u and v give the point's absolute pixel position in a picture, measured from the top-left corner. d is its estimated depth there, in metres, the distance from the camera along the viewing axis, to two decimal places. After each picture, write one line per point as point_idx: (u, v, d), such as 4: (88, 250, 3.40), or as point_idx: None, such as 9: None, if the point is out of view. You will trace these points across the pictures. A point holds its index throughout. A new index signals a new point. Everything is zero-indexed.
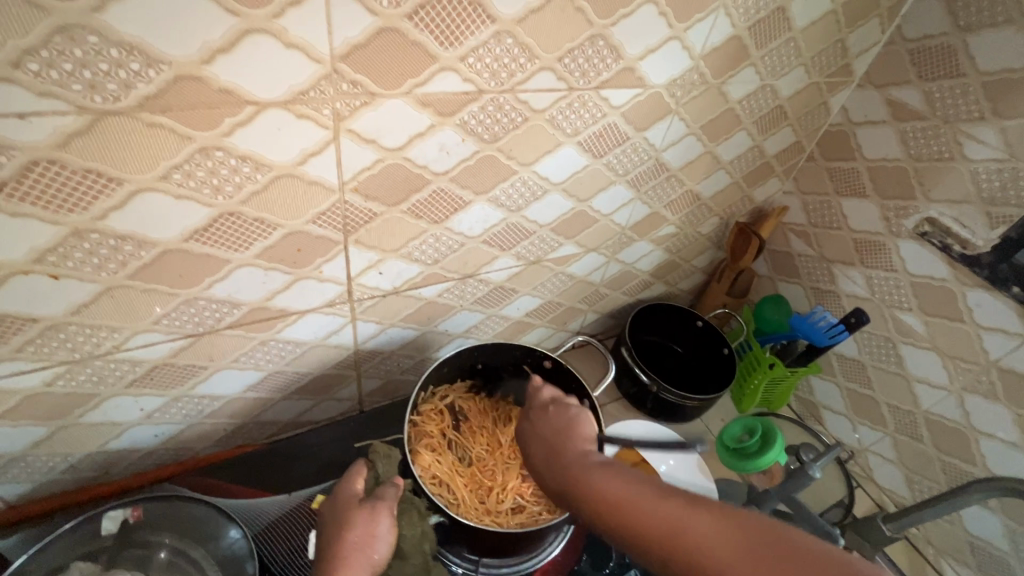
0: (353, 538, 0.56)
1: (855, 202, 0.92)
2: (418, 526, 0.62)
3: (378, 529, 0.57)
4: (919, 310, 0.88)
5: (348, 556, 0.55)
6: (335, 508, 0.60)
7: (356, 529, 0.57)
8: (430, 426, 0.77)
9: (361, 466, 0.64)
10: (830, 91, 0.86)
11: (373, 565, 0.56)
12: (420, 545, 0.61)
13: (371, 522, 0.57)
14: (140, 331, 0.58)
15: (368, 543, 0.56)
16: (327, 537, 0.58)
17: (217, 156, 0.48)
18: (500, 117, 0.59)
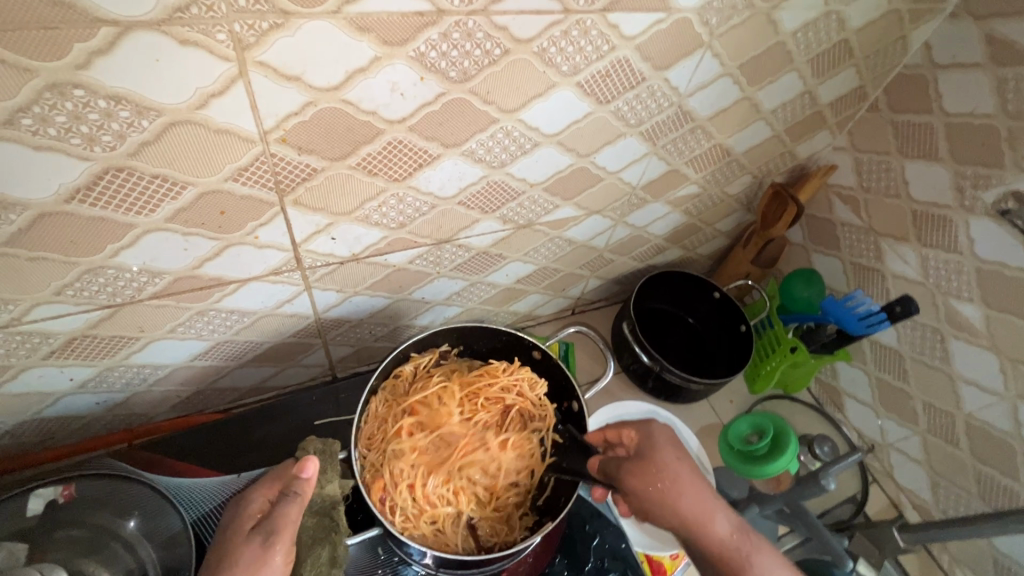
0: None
1: (921, 166, 0.76)
2: (323, 571, 0.54)
3: (262, 567, 0.48)
4: (981, 302, 0.74)
5: None
6: (234, 524, 0.51)
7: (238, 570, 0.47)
8: (382, 412, 0.68)
9: (280, 470, 0.55)
10: (911, 23, 0.67)
11: None
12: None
13: (257, 558, 0.48)
14: (42, 302, 0.50)
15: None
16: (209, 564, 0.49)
17: (77, 96, 0.36)
18: (471, 48, 0.45)
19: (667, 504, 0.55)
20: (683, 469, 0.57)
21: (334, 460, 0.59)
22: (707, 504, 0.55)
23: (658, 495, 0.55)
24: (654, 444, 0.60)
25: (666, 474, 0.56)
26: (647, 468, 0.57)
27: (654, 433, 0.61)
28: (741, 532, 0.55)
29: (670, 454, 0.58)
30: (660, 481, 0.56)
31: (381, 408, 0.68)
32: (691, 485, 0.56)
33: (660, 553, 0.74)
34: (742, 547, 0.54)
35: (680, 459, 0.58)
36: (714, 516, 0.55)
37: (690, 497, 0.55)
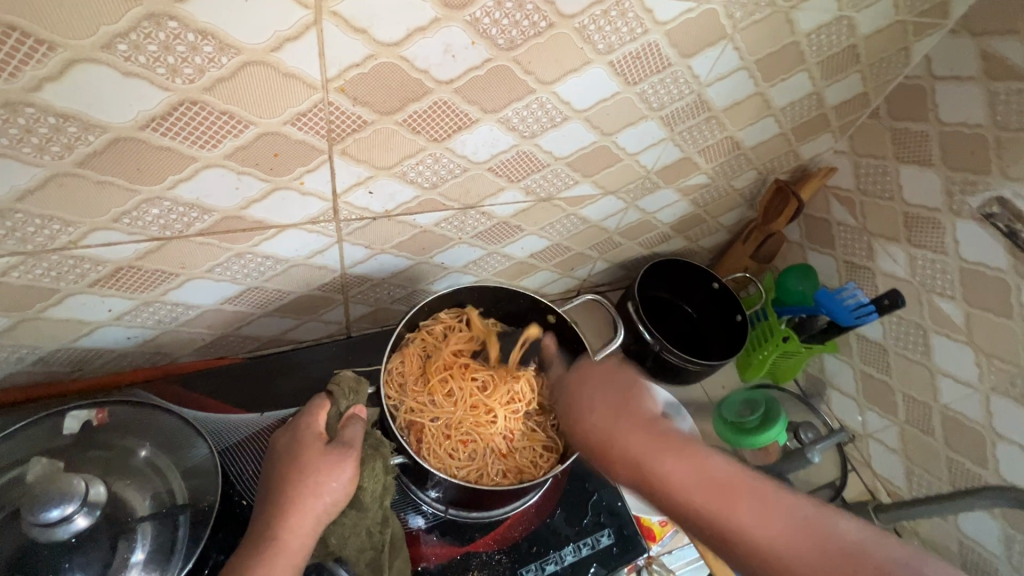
0: (314, 485, 0.53)
1: (915, 171, 0.82)
2: (380, 480, 0.58)
3: (336, 477, 0.54)
4: (962, 300, 0.80)
5: (302, 501, 0.53)
6: (298, 442, 0.57)
7: (319, 476, 0.54)
8: (410, 367, 0.75)
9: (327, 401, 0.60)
10: (915, 35, 0.73)
11: (327, 512, 0.54)
12: (380, 499, 0.58)
13: (331, 470, 0.54)
14: (98, 228, 0.53)
15: (328, 494, 0.54)
16: (282, 475, 0.54)
17: (170, 28, 0.40)
18: (520, 18, 0.49)
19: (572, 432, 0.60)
20: (581, 403, 0.61)
21: (363, 395, 0.62)
22: (629, 423, 0.55)
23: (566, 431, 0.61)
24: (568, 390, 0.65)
25: (595, 401, 0.59)
26: (571, 401, 0.63)
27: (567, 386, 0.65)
28: (669, 441, 0.51)
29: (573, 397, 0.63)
30: (588, 407, 0.59)
31: (412, 362, 0.76)
32: (585, 413, 0.59)
33: (651, 518, 0.76)
34: (668, 456, 0.50)
35: (599, 385, 0.62)
36: (635, 434, 0.53)
37: (608, 418, 0.57)
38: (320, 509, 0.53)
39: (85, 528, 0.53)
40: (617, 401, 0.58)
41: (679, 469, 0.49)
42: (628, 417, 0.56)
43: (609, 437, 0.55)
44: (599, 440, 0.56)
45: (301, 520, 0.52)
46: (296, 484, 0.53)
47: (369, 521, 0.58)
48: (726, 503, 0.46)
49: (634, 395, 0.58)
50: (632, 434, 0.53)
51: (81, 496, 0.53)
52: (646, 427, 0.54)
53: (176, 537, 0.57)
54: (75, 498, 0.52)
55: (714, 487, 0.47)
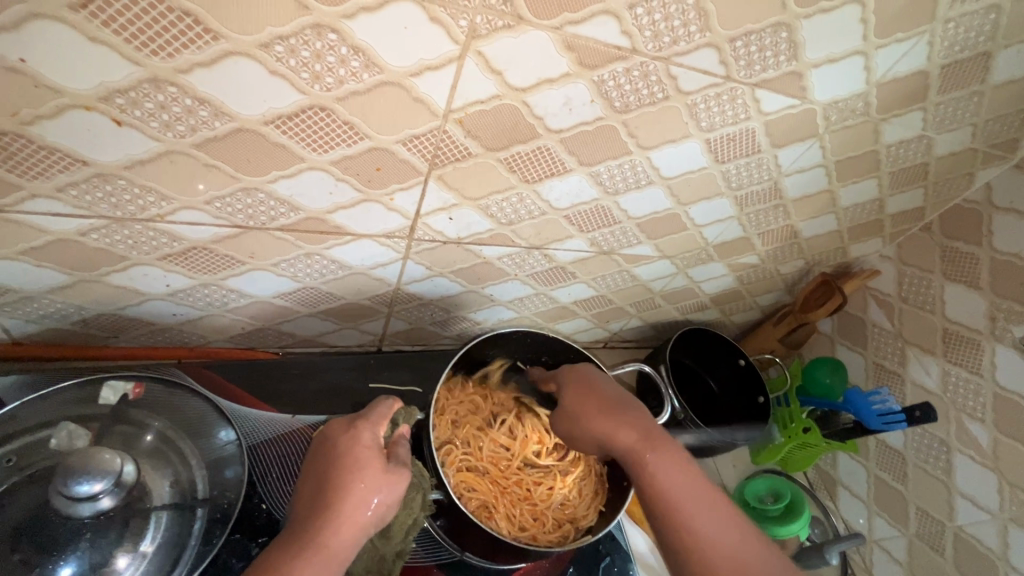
0: (371, 498, 0.52)
1: (960, 290, 0.84)
2: (411, 513, 0.60)
3: (391, 496, 0.53)
4: (992, 425, 0.81)
5: (353, 510, 0.51)
6: (358, 448, 0.55)
7: (377, 490, 0.53)
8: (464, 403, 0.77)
9: (390, 411, 0.60)
10: (982, 163, 0.76)
11: (369, 528, 0.52)
12: (407, 531, 0.60)
13: (389, 486, 0.53)
14: (188, 207, 0.53)
15: (380, 509, 0.52)
16: (339, 477, 0.52)
17: (329, 39, 0.41)
18: (642, 87, 0.51)
19: (575, 417, 0.66)
20: (601, 410, 0.64)
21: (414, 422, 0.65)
22: (607, 421, 0.63)
23: (589, 418, 0.64)
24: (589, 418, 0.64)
25: (573, 378, 0.70)
26: (573, 409, 0.67)
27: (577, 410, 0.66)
28: (656, 464, 0.58)
29: (586, 415, 0.65)
30: (581, 408, 0.66)
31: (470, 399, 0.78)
32: (594, 420, 0.64)
33: None
34: (654, 450, 0.59)
35: (602, 407, 0.64)
36: (610, 420, 0.63)
37: (576, 395, 0.67)
38: (369, 522, 0.52)
39: (108, 509, 0.51)
40: (621, 404, 0.64)
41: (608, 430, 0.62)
42: (598, 399, 0.66)
43: (599, 429, 0.63)
44: (625, 457, 0.60)
45: (347, 529, 0.50)
46: (350, 492, 0.51)
47: (386, 549, 0.59)
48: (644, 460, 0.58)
49: (635, 416, 0.62)
50: (592, 411, 0.65)
51: (116, 476, 0.51)
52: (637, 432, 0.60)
53: (191, 532, 0.56)
54: (107, 477, 0.51)
55: (633, 440, 0.60)
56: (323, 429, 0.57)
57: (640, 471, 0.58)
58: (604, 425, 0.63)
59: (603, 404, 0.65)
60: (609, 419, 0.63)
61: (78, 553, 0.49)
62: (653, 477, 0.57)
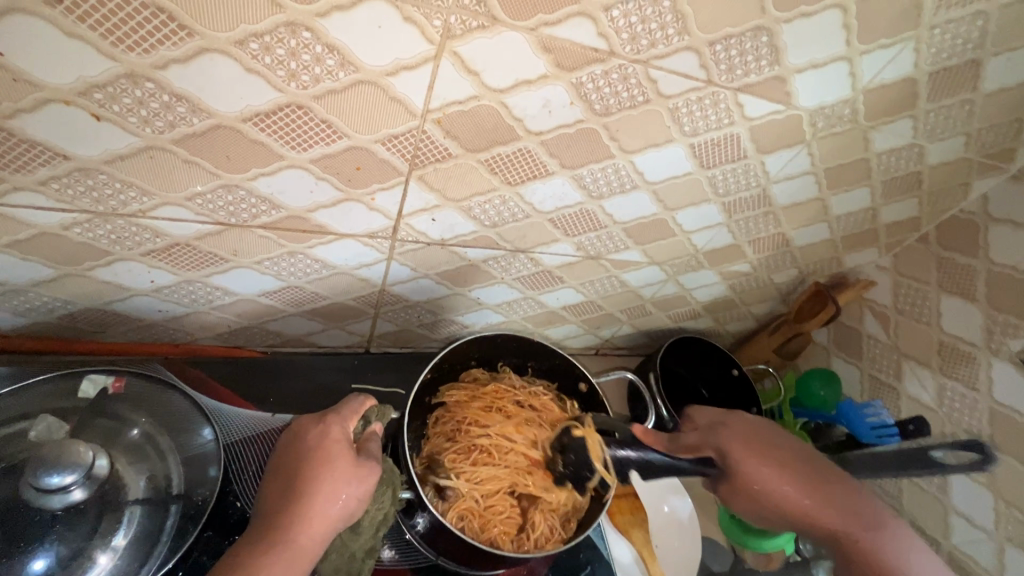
0: (339, 493, 0.52)
1: (957, 302, 0.83)
2: (382, 508, 0.59)
3: (360, 491, 0.53)
4: (988, 441, 0.79)
5: (320, 506, 0.51)
6: (329, 442, 0.54)
7: (346, 486, 0.53)
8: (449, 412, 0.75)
9: (362, 407, 0.59)
10: (977, 174, 0.75)
11: (338, 523, 0.52)
12: (376, 526, 0.59)
13: (357, 482, 0.53)
14: (169, 203, 0.53)
15: (348, 504, 0.52)
16: (307, 472, 0.52)
17: (303, 37, 0.41)
18: (621, 90, 0.51)
19: (768, 488, 0.62)
20: (761, 458, 0.63)
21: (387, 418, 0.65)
22: (784, 467, 0.63)
23: (767, 477, 0.62)
24: (763, 480, 0.62)
25: (730, 436, 0.65)
26: (737, 464, 0.63)
27: (762, 476, 0.62)
28: (833, 490, 0.62)
29: (742, 453, 0.64)
30: (744, 460, 0.63)
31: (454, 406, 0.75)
32: (756, 464, 0.63)
33: None
34: (868, 526, 0.60)
35: (762, 456, 0.63)
36: (779, 479, 0.62)
37: (787, 472, 0.62)
38: (338, 518, 0.52)
39: (79, 501, 0.51)
40: (794, 466, 0.63)
41: (757, 466, 0.63)
42: (758, 446, 0.64)
43: (768, 487, 0.62)
44: (805, 512, 0.61)
45: (314, 526, 0.50)
46: (318, 487, 0.51)
47: (357, 545, 0.59)
48: (806, 486, 0.62)
49: (794, 453, 0.64)
50: (762, 467, 0.63)
51: (85, 467, 0.51)
52: (813, 470, 0.63)
53: (163, 527, 0.56)
54: (78, 469, 0.51)
55: (817, 480, 0.62)
56: (293, 421, 0.57)
57: (804, 496, 0.61)
58: (788, 478, 0.62)
59: (749, 442, 0.64)
60: (773, 451, 0.64)
61: (49, 544, 0.49)
62: (803, 486, 0.62)
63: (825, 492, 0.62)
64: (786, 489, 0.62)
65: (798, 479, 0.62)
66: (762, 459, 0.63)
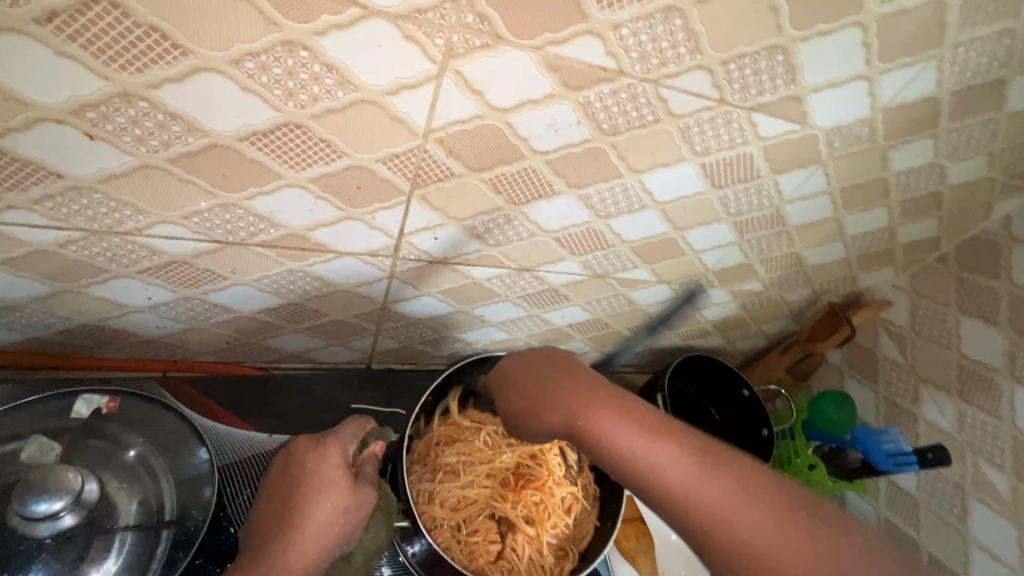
0: (335, 520, 0.51)
1: (977, 325, 0.80)
2: (376, 535, 0.57)
3: (357, 516, 0.52)
4: (1012, 472, 0.76)
5: (316, 532, 0.50)
6: (326, 465, 0.53)
7: (343, 511, 0.51)
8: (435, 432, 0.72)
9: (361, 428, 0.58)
10: (1001, 194, 0.72)
11: (334, 550, 0.51)
12: (369, 556, 0.57)
13: (354, 508, 0.52)
14: (166, 221, 0.52)
15: (345, 530, 0.51)
16: (303, 497, 0.51)
17: (300, 56, 0.40)
18: (630, 109, 0.49)
19: (653, 474, 0.45)
20: (676, 445, 0.45)
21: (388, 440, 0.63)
22: (718, 474, 0.43)
23: (684, 481, 0.43)
24: (676, 480, 0.44)
25: (574, 382, 0.52)
26: (634, 454, 0.46)
27: (676, 473, 0.44)
28: (802, 528, 0.40)
29: (646, 438, 0.46)
30: (647, 451, 0.45)
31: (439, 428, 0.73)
32: (666, 459, 0.44)
33: None
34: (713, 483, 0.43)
35: (679, 446, 0.45)
36: (741, 499, 0.41)
37: (745, 484, 0.42)
38: (334, 545, 0.50)
39: (68, 528, 0.50)
40: (756, 475, 0.43)
41: (627, 439, 0.46)
42: (613, 401, 0.49)
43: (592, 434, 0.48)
44: (763, 558, 0.39)
45: (310, 553, 0.49)
46: (313, 513, 0.50)
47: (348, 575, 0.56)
48: (766, 526, 0.40)
49: (750, 480, 0.42)
50: (714, 480, 0.43)
51: (74, 493, 0.50)
52: (773, 497, 0.41)
53: (154, 554, 0.54)
54: (67, 494, 0.50)
55: (769, 493, 0.42)
56: (288, 441, 0.56)
57: (764, 536, 0.40)
58: (728, 492, 0.42)
59: (650, 415, 0.48)
60: (692, 443, 0.45)
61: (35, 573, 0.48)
62: (745, 512, 0.41)
63: (788, 527, 0.40)
64: (726, 507, 0.41)
65: (761, 509, 0.41)
66: (671, 450, 0.45)
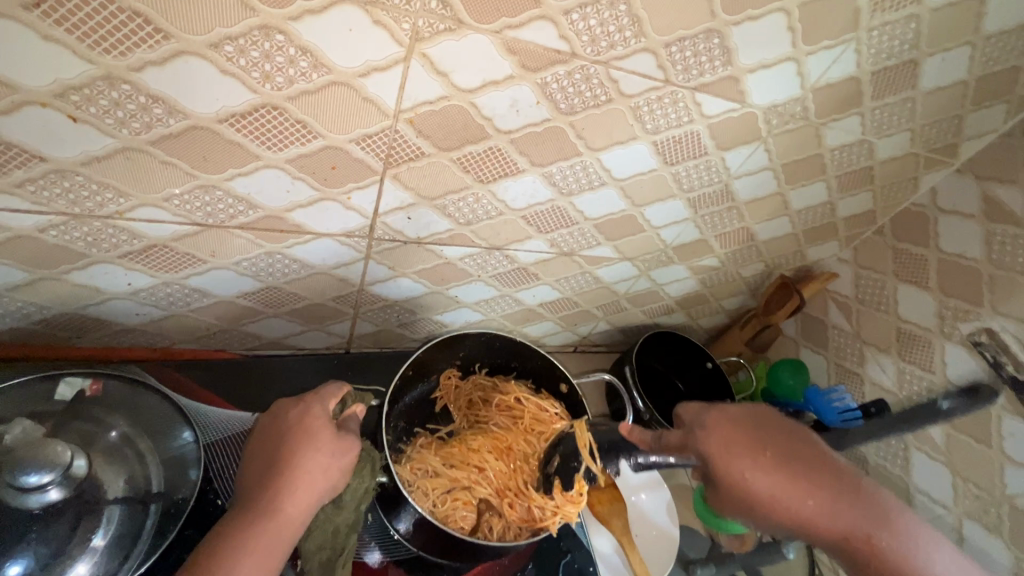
0: (321, 466, 0.54)
1: (912, 290, 0.87)
2: (363, 481, 0.61)
3: (342, 463, 0.56)
4: (945, 421, 0.83)
5: (303, 477, 0.53)
6: (309, 419, 0.56)
7: (328, 459, 0.55)
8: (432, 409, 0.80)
9: (341, 391, 0.61)
10: (925, 167, 0.80)
11: (321, 495, 0.54)
12: (359, 501, 0.61)
13: (338, 456, 0.55)
14: (146, 204, 0.54)
15: (331, 475, 0.54)
16: (289, 448, 0.54)
17: (277, 40, 0.43)
18: (584, 90, 0.54)
19: (792, 507, 0.48)
20: (783, 470, 0.48)
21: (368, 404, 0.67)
22: (783, 464, 0.49)
23: (783, 495, 0.48)
24: (776, 493, 0.48)
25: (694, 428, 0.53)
26: (782, 492, 0.48)
27: (757, 482, 0.48)
28: (842, 488, 0.48)
29: (721, 453, 0.50)
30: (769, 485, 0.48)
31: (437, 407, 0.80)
32: (744, 468, 0.49)
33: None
34: (887, 529, 0.48)
35: (771, 462, 0.49)
36: (819, 492, 0.48)
37: (872, 504, 0.48)
38: (321, 490, 0.54)
39: (57, 501, 0.52)
40: (866, 483, 0.49)
41: (718, 453, 0.50)
42: (727, 430, 0.51)
43: (798, 509, 0.48)
44: (817, 524, 0.47)
45: (298, 496, 0.52)
46: (301, 460, 0.53)
47: (341, 520, 0.60)
48: (864, 523, 0.47)
49: (789, 445, 0.50)
50: (797, 482, 0.48)
51: (63, 467, 0.52)
52: (819, 464, 0.49)
53: (143, 527, 0.56)
54: (56, 469, 0.51)
55: (838, 476, 0.49)
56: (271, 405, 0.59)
57: (816, 502, 0.47)
58: (787, 477, 0.48)
59: (724, 429, 0.51)
60: (757, 445, 0.50)
61: (26, 545, 0.49)
62: (813, 491, 0.48)
63: (838, 490, 0.48)
64: (795, 498, 0.48)
65: (814, 480, 0.48)
66: (793, 478, 0.48)
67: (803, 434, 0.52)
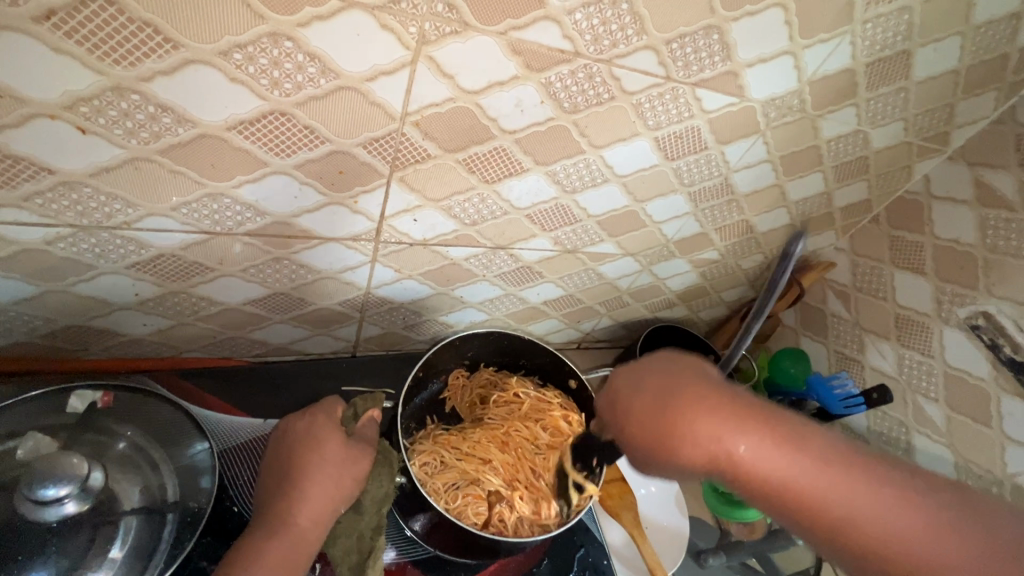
0: (334, 476, 0.56)
1: (909, 276, 0.89)
2: (382, 485, 0.61)
3: (354, 472, 0.57)
4: (945, 404, 0.85)
5: (318, 486, 0.55)
6: (318, 429, 0.59)
7: (340, 468, 0.57)
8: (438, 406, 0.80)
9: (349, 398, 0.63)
10: (919, 155, 0.81)
11: (337, 503, 0.56)
12: (379, 506, 0.61)
13: (350, 465, 0.57)
14: (154, 214, 0.54)
15: (344, 484, 0.56)
16: (303, 458, 0.56)
17: (285, 47, 0.43)
18: (587, 88, 0.55)
19: (686, 439, 0.46)
20: (678, 401, 0.47)
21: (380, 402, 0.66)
22: (679, 397, 0.47)
23: (677, 428, 0.46)
24: (672, 426, 0.46)
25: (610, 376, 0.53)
26: (673, 422, 0.46)
27: (655, 421, 0.47)
28: (750, 419, 0.45)
29: (634, 393, 0.49)
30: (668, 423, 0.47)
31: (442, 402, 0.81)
32: (640, 403, 0.49)
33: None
34: (797, 457, 0.44)
35: (665, 392, 0.48)
36: (723, 420, 0.45)
37: (783, 435, 0.44)
38: (336, 499, 0.56)
39: (74, 514, 0.51)
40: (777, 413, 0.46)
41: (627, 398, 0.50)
42: (635, 371, 0.51)
43: (699, 438, 0.45)
44: (718, 456, 0.45)
45: (315, 506, 0.54)
46: (314, 471, 0.55)
47: (363, 524, 0.60)
48: (782, 459, 0.44)
49: (696, 378, 0.48)
50: (696, 414, 0.46)
51: (80, 479, 0.51)
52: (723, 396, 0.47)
53: (160, 537, 0.56)
54: (72, 481, 0.51)
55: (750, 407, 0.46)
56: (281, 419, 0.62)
57: (711, 430, 0.45)
58: (688, 410, 0.46)
59: (631, 370, 0.51)
60: (655, 383, 0.49)
61: (45, 559, 0.49)
62: (714, 422, 0.45)
63: (745, 419, 0.45)
64: (702, 430, 0.45)
65: (718, 410, 0.46)
66: (699, 414, 0.46)
67: (704, 370, 0.49)
